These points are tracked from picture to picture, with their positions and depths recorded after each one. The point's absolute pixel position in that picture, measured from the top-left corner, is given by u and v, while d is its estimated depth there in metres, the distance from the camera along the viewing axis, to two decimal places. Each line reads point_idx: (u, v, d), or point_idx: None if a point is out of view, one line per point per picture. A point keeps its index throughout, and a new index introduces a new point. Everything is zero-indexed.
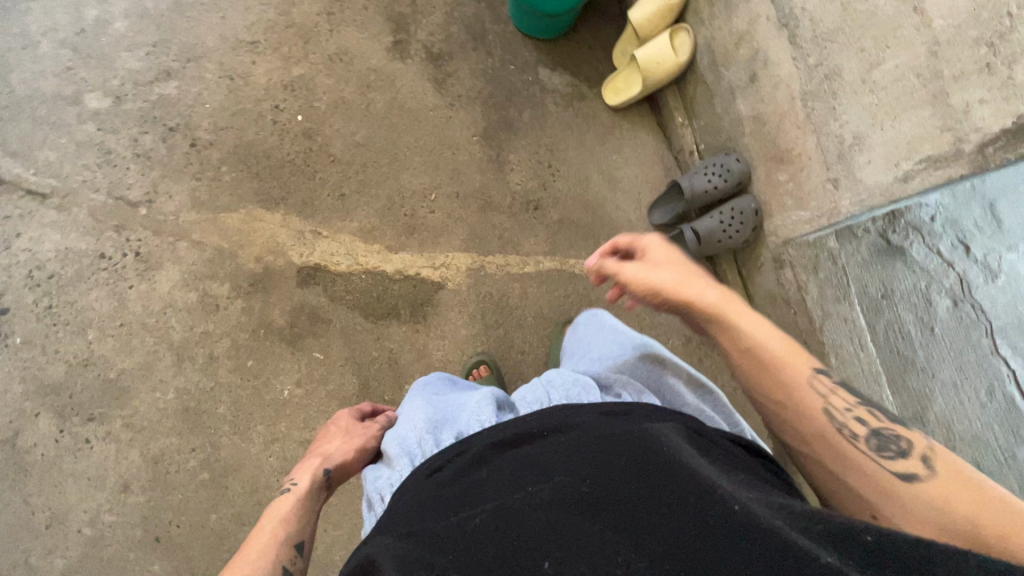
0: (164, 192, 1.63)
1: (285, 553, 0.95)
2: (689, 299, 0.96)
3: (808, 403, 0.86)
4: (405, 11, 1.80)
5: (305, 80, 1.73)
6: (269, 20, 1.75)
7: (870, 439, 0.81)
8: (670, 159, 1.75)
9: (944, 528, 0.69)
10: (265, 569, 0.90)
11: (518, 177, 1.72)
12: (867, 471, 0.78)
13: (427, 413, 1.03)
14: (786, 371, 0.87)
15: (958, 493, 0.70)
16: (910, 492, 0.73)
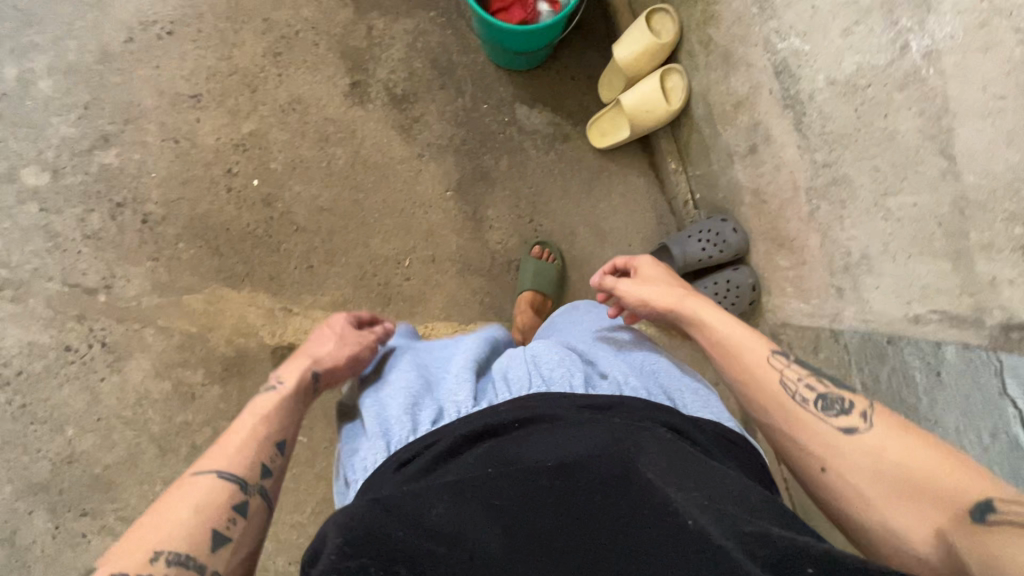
0: (121, 275, 1.53)
1: (264, 450, 0.82)
2: (668, 306, 1.00)
3: (760, 370, 0.84)
4: (360, 45, 1.58)
5: (257, 137, 1.56)
6: (208, 68, 1.55)
7: (816, 401, 0.78)
8: (662, 204, 1.60)
9: (911, 489, 0.65)
10: (242, 464, 0.78)
11: (498, 234, 1.60)
12: (818, 430, 0.75)
13: (409, 379, 0.89)
14: (745, 348, 0.87)
15: (914, 453, 0.67)
16: (860, 454, 0.70)
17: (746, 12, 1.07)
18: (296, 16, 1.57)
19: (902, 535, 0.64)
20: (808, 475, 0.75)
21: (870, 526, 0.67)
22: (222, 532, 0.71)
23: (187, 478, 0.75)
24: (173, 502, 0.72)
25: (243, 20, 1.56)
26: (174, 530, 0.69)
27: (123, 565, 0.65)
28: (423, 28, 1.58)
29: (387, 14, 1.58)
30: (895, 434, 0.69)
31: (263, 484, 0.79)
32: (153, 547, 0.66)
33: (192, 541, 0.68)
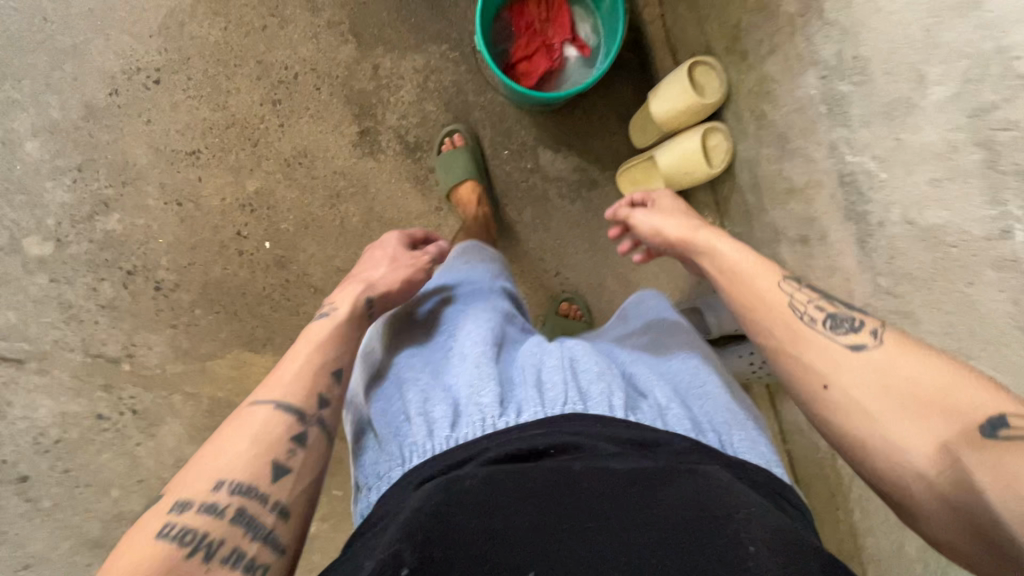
0: (142, 344, 1.51)
1: (321, 380, 0.81)
2: (680, 237, 0.97)
3: (764, 289, 0.81)
4: (366, 86, 1.43)
5: (264, 196, 1.46)
6: (203, 120, 1.42)
7: (825, 320, 0.74)
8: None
9: (927, 408, 0.60)
10: (296, 395, 0.77)
11: (523, 289, 1.52)
12: (820, 345, 0.72)
13: (424, 373, 0.85)
14: (753, 272, 0.83)
15: (929, 375, 0.62)
16: (869, 371, 0.66)
17: (811, 105, 0.93)
18: (292, 56, 1.41)
19: (902, 452, 0.60)
20: (807, 393, 0.71)
21: (872, 442, 0.63)
22: (283, 463, 0.72)
23: (246, 407, 0.75)
24: (234, 431, 0.73)
25: (234, 63, 1.41)
26: (235, 459, 0.70)
27: (190, 492, 0.67)
28: (434, 65, 1.42)
29: (393, 49, 1.41)
30: (908, 355, 0.65)
31: (320, 415, 0.78)
32: (216, 476, 0.68)
33: (253, 469, 0.69)
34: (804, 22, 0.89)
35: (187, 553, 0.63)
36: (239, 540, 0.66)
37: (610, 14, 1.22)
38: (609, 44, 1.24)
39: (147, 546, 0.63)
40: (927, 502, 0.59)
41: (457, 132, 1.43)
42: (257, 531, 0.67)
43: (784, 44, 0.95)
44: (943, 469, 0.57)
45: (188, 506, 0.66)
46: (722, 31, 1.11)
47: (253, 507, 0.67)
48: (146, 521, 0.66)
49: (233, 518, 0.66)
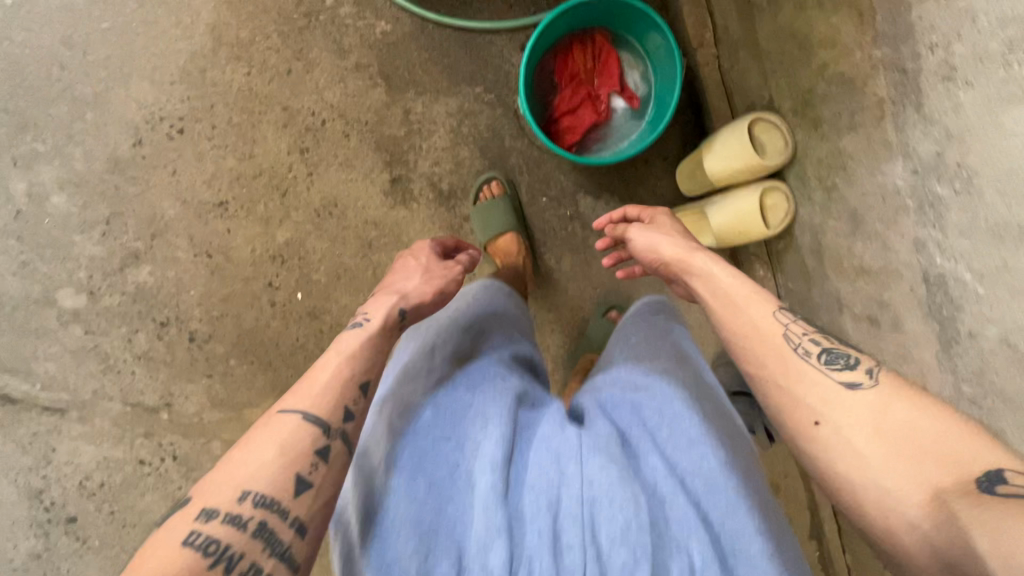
0: (179, 393, 1.50)
1: (348, 390, 0.72)
2: (675, 256, 0.90)
3: (754, 314, 0.76)
4: (397, 132, 1.35)
5: (294, 246, 1.41)
6: (230, 170, 1.37)
7: (821, 354, 0.70)
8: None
9: (924, 455, 0.56)
10: (321, 405, 0.68)
11: (561, 339, 1.46)
12: (818, 383, 0.67)
13: (423, 501, 0.67)
14: (744, 298, 0.78)
15: (922, 420, 0.59)
16: (862, 411, 0.62)
17: (893, 194, 0.85)
18: (319, 102, 1.35)
19: (893, 500, 0.56)
20: (795, 428, 0.67)
21: (860, 483, 0.59)
22: (305, 476, 0.64)
23: (274, 412, 0.67)
24: (261, 435, 0.65)
25: (259, 110, 1.35)
26: (261, 468, 0.63)
27: (214, 500, 0.61)
28: (468, 108, 1.35)
29: (425, 93, 1.34)
30: (903, 400, 0.61)
31: (344, 428, 0.69)
32: (242, 485, 0.61)
33: (279, 480, 0.62)
34: (894, 106, 0.80)
35: (209, 564, 0.57)
36: (260, 555, 0.60)
37: (663, 64, 1.12)
38: (661, 97, 1.14)
39: (166, 555, 0.57)
40: (912, 551, 0.55)
41: (497, 180, 1.36)
42: (277, 548, 0.61)
43: (866, 124, 0.85)
44: (931, 519, 0.53)
45: (212, 515, 0.59)
46: (791, 93, 1.01)
47: (275, 521, 0.61)
48: (168, 525, 0.60)
49: (256, 531, 0.60)
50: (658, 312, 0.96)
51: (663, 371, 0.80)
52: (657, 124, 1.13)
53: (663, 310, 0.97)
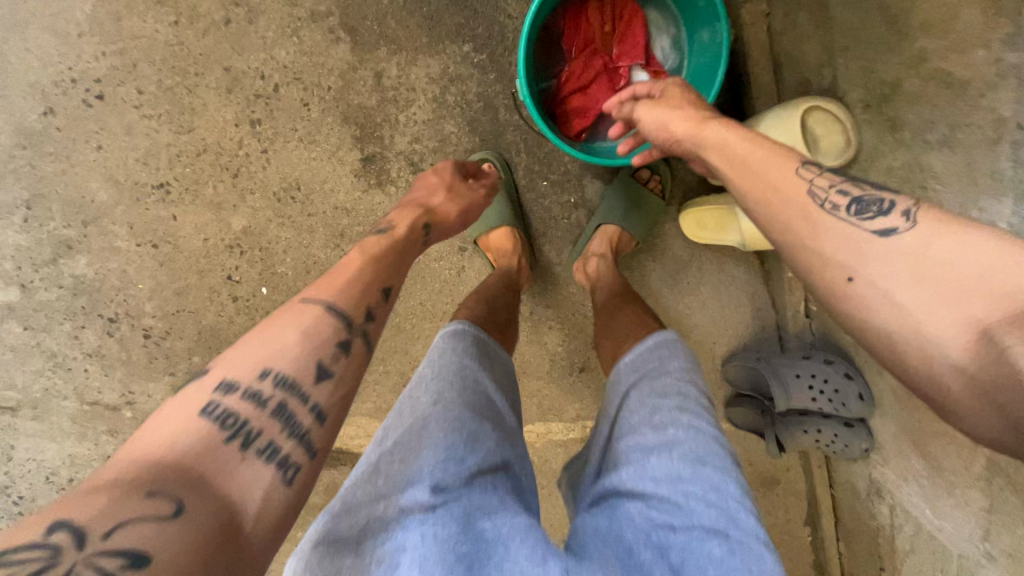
0: (141, 391, 1.35)
1: (372, 292, 0.71)
2: (684, 126, 0.75)
3: (772, 168, 0.62)
4: (367, 101, 1.11)
5: (254, 234, 1.21)
6: (167, 146, 1.14)
7: (849, 205, 0.57)
8: (761, 296, 1.27)
9: (974, 289, 0.47)
10: (346, 295, 0.68)
11: (558, 336, 1.34)
12: (848, 237, 0.55)
13: None
14: (764, 166, 0.63)
15: (972, 253, 0.48)
16: (897, 259, 0.51)
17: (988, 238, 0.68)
18: (268, 62, 1.09)
19: (939, 348, 0.47)
20: (823, 287, 0.56)
21: (901, 332, 0.49)
22: (328, 365, 0.61)
23: (297, 300, 0.66)
24: (282, 320, 0.63)
25: (195, 71, 1.09)
26: (282, 349, 0.60)
27: (233, 373, 0.57)
28: (454, 72, 1.10)
29: (400, 51, 1.09)
30: (945, 236, 0.50)
31: (366, 326, 0.67)
32: (265, 362, 0.58)
33: (300, 363, 0.59)
34: (1018, 129, 0.63)
35: (224, 437, 0.53)
36: (278, 435, 0.55)
37: (701, 27, 0.91)
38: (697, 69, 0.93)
39: (181, 422, 0.53)
40: (953, 388, 0.47)
41: (491, 163, 1.13)
42: (295, 430, 0.57)
43: (971, 145, 0.68)
44: (983, 358, 0.45)
45: (232, 388, 0.56)
46: (862, 84, 0.80)
47: (295, 403, 0.57)
48: (184, 397, 0.56)
49: (277, 410, 0.56)
50: (679, 363, 0.73)
51: (692, 478, 0.60)
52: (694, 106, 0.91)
53: (684, 361, 0.74)
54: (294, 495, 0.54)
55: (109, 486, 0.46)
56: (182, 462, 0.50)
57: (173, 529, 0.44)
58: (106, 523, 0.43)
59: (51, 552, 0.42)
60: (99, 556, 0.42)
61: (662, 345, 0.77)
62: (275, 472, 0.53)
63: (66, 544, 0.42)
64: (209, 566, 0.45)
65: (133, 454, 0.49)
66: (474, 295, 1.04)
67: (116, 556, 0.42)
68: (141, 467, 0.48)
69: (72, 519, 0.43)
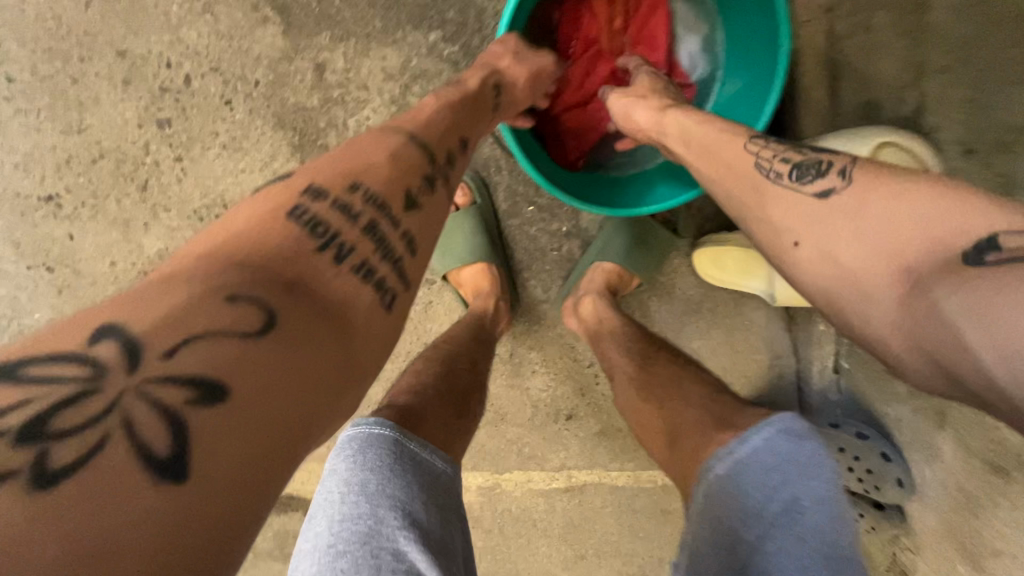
0: None
1: (453, 136, 0.60)
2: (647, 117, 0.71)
3: (721, 148, 0.60)
4: (306, 101, 0.88)
5: (172, 258, 0.98)
6: (53, 150, 0.90)
7: (790, 171, 0.54)
8: (782, 342, 1.05)
9: (898, 239, 0.44)
10: (423, 135, 0.56)
11: (543, 378, 1.15)
12: (790, 203, 0.52)
13: None
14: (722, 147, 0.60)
15: (899, 205, 0.45)
16: (832, 219, 0.49)
17: None
18: (176, 45, 0.85)
19: (872, 296, 0.45)
20: (776, 254, 0.54)
21: (840, 292, 0.48)
22: (415, 196, 0.51)
23: (376, 130, 0.55)
24: (359, 146, 0.52)
25: (81, 55, 0.85)
26: (370, 167, 0.50)
27: (321, 181, 0.47)
28: (418, 67, 0.86)
29: (348, 37, 0.85)
30: (882, 193, 0.46)
31: (449, 170, 0.57)
32: (352, 176, 0.48)
33: (388, 184, 0.49)
34: None
35: (316, 244, 0.43)
36: (370, 253, 0.46)
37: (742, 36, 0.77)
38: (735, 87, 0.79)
39: (259, 219, 0.44)
40: (896, 345, 0.44)
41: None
42: (388, 253, 0.47)
43: None
44: (917, 310, 0.42)
45: (321, 195, 0.46)
46: None
47: (385, 226, 0.47)
48: (267, 195, 0.47)
49: (368, 228, 0.46)
50: (816, 495, 0.53)
51: None
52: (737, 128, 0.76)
53: (828, 489, 0.53)
54: (392, 323, 0.46)
55: (180, 288, 0.37)
56: (268, 264, 0.41)
57: (260, 346, 0.36)
58: (171, 339, 0.34)
59: (97, 371, 0.32)
60: (164, 379, 0.32)
61: (785, 445, 0.56)
62: (370, 292, 0.44)
63: (115, 364, 0.32)
64: (305, 396, 0.37)
65: (210, 250, 0.41)
66: (434, 352, 0.83)
67: (180, 385, 0.33)
68: (219, 266, 0.39)
69: (132, 329, 0.34)
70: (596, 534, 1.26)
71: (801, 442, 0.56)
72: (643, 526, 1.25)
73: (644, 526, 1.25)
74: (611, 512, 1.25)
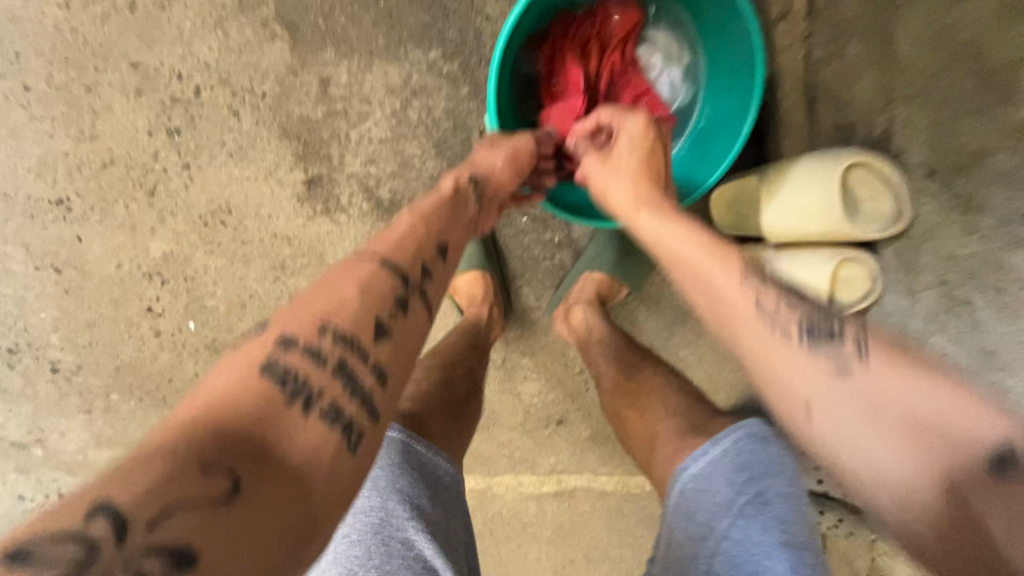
0: (52, 429, 1.19)
1: (429, 247, 0.56)
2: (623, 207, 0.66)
3: (720, 279, 0.52)
4: (311, 112, 0.92)
5: (176, 262, 1.02)
6: (66, 155, 0.94)
7: (803, 330, 0.47)
8: None
9: (920, 438, 0.40)
10: (393, 258, 0.52)
11: (534, 383, 1.18)
12: (802, 366, 0.46)
13: None
14: (697, 264, 0.55)
15: (923, 402, 0.41)
16: (851, 399, 0.43)
17: None
18: (187, 59, 0.89)
19: (890, 484, 0.41)
20: (780, 410, 0.47)
21: (864, 476, 0.42)
22: (387, 322, 0.47)
23: (348, 258, 0.52)
24: (333, 276, 0.49)
25: (95, 66, 0.89)
26: (338, 300, 0.46)
27: (291, 326, 0.44)
28: (419, 83, 0.91)
29: (351, 53, 0.89)
30: (901, 380, 0.42)
31: (424, 283, 0.52)
32: (320, 314, 0.45)
33: (356, 314, 0.45)
34: None
35: (284, 399, 0.40)
36: (339, 393, 0.42)
37: (722, 74, 0.80)
38: (702, 124, 0.83)
39: (227, 388, 0.40)
40: (913, 536, 0.41)
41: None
42: (359, 390, 0.43)
43: None
44: (946, 512, 0.39)
45: (291, 344, 0.42)
46: None
47: (355, 362, 0.43)
48: (237, 354, 0.43)
49: (338, 368, 0.42)
50: (777, 489, 0.60)
51: None
52: (719, 160, 0.78)
53: (787, 486, 0.61)
54: (360, 468, 0.41)
55: (148, 467, 0.33)
56: (237, 426, 0.37)
57: (230, 517, 0.33)
58: (149, 510, 0.31)
59: (84, 552, 0.30)
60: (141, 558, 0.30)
61: (751, 446, 0.63)
62: (337, 434, 0.40)
63: (104, 541, 0.30)
64: (280, 564, 0.34)
65: (178, 419, 0.37)
66: (428, 358, 0.86)
67: (161, 558, 0.31)
68: (188, 433, 0.36)
69: (111, 500, 0.31)
70: (583, 536, 1.29)
71: (766, 446, 0.63)
72: (630, 532, 1.27)
73: (631, 531, 1.27)
74: (599, 516, 1.28)
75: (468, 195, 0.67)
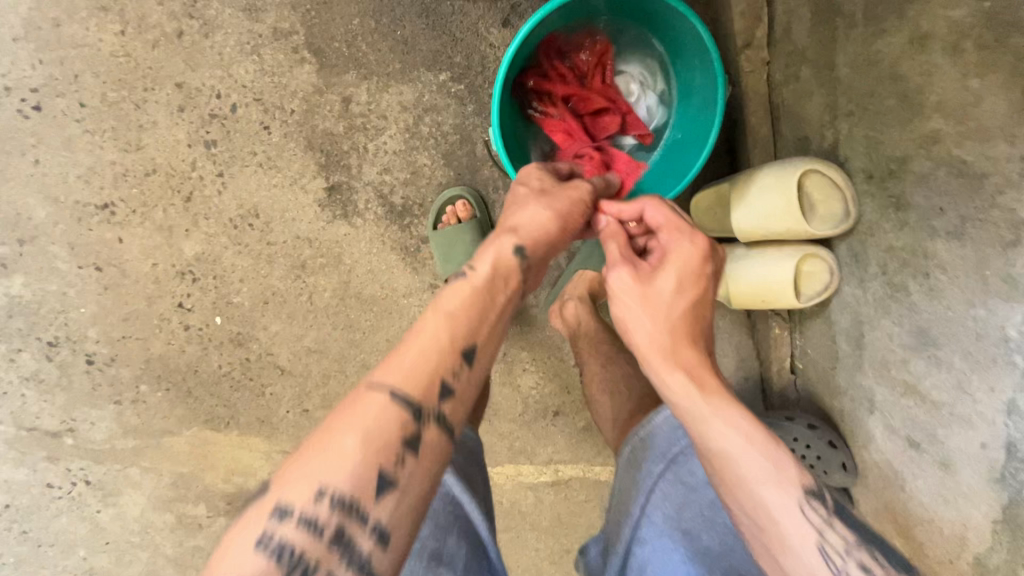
0: (83, 418, 1.28)
1: (449, 361, 0.55)
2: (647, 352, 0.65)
3: (755, 493, 0.55)
4: (334, 127, 1.03)
5: (207, 261, 1.12)
6: (112, 165, 1.05)
7: None
8: (746, 347, 1.18)
9: None
10: (406, 396, 0.52)
11: (532, 376, 1.28)
12: None
13: None
14: (728, 477, 0.56)
15: None
16: None
17: (995, 341, 0.62)
18: (225, 80, 1.01)
19: None
20: None
21: None
22: (390, 473, 0.49)
23: (361, 385, 0.52)
24: (342, 416, 0.51)
25: (144, 86, 1.01)
26: (339, 458, 0.48)
27: (288, 494, 0.48)
28: (430, 101, 1.02)
29: (370, 76, 1.01)
30: None
31: (440, 408, 0.53)
32: (319, 480, 0.47)
33: (359, 476, 0.48)
34: None
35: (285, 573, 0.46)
36: (336, 563, 0.47)
37: (691, 96, 0.91)
38: (674, 139, 0.94)
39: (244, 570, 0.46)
40: None
41: (464, 200, 1.05)
42: (354, 557, 0.47)
43: (983, 242, 0.60)
44: None
45: (287, 515, 0.47)
46: (866, 152, 0.73)
47: (352, 526, 0.47)
48: (247, 517, 0.49)
49: (335, 537, 0.47)
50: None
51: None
52: (688, 169, 0.87)
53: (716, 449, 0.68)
54: None
55: None
56: None
57: None
58: None
59: None
60: None
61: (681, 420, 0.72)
62: None
63: None
64: None
65: None
66: None
67: None
68: None
69: None
70: (578, 523, 1.36)
71: None
72: None
73: None
74: (594, 505, 1.36)
75: (510, 270, 0.65)
